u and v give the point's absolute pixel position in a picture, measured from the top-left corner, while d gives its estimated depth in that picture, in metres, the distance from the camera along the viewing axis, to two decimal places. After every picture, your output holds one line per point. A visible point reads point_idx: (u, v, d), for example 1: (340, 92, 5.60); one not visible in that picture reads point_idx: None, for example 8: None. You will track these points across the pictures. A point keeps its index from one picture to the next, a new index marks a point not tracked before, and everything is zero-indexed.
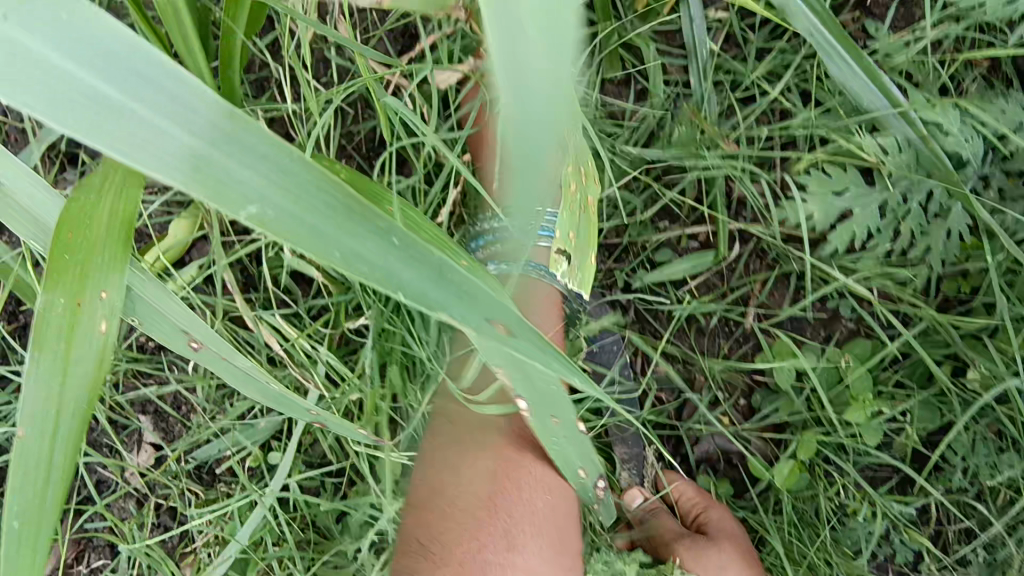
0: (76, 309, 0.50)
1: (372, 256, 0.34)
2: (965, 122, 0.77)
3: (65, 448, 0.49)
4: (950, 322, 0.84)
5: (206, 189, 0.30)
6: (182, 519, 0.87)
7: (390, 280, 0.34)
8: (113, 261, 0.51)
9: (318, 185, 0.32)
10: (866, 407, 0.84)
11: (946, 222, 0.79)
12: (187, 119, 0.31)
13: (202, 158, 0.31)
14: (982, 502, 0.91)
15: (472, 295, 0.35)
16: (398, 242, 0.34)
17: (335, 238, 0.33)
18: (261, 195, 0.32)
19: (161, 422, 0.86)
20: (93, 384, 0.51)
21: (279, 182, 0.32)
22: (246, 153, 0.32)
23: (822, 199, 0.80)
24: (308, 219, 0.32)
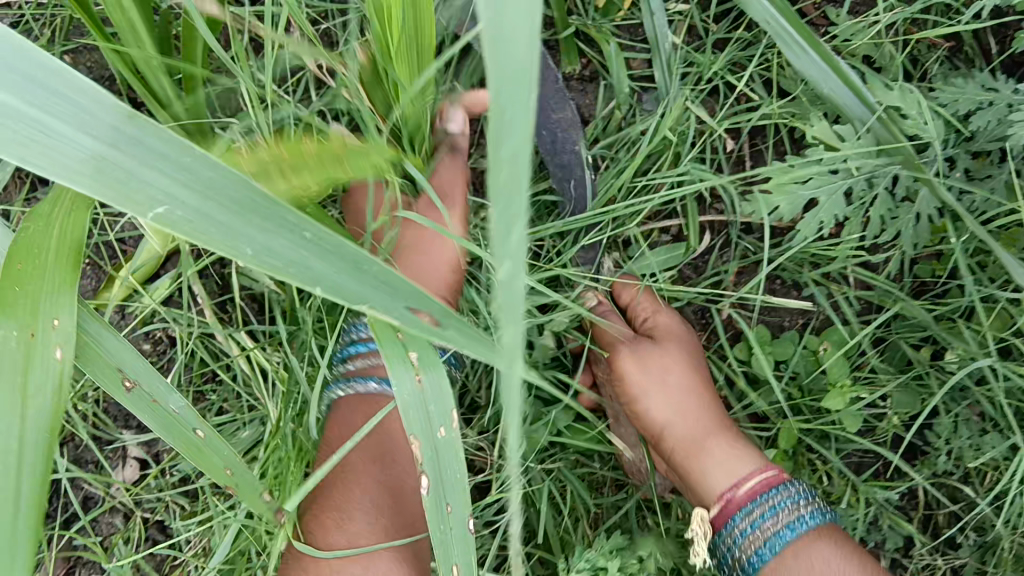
0: (29, 339, 0.47)
1: (285, 250, 0.37)
2: (925, 105, 0.78)
3: (33, 477, 0.44)
4: (923, 305, 0.84)
5: (110, 191, 0.36)
6: (169, 532, 0.87)
7: (301, 272, 0.37)
8: (61, 284, 0.50)
9: (225, 183, 0.36)
10: (846, 392, 0.84)
11: (914, 206, 0.79)
12: (87, 124, 0.37)
13: (103, 158, 0.36)
14: (969, 484, 0.91)
15: (391, 284, 0.38)
16: (310, 235, 0.37)
17: (246, 234, 0.36)
18: (168, 195, 0.36)
19: (144, 436, 0.87)
20: (54, 418, 0.46)
21: (185, 181, 0.36)
22: (148, 154, 0.37)
23: (787, 191, 0.79)
24: (216, 215, 0.36)
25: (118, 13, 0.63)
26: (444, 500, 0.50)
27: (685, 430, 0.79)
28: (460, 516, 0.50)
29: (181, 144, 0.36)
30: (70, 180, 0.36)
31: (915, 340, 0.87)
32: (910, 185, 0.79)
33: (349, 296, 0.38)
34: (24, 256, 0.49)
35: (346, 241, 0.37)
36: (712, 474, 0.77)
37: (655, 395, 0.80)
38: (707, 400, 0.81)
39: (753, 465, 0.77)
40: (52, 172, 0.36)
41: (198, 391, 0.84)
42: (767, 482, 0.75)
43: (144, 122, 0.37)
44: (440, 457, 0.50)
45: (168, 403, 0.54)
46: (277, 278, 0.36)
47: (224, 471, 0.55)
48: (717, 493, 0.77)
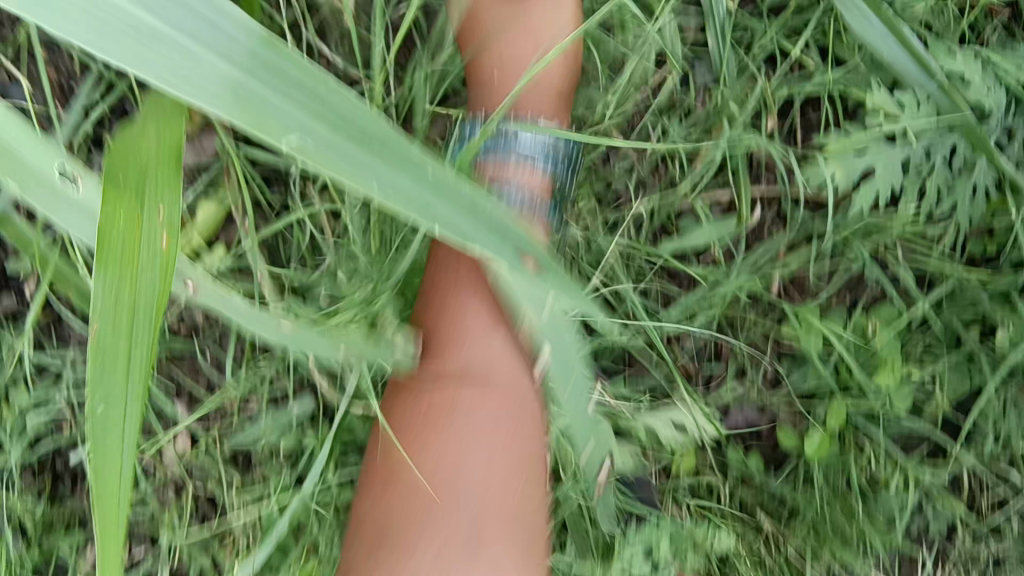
0: (136, 232, 0.45)
1: (410, 186, 0.42)
2: (987, 72, 0.77)
3: (136, 390, 0.46)
4: (977, 281, 0.83)
5: (253, 117, 0.37)
6: (212, 507, 0.86)
7: (426, 211, 0.42)
8: (161, 180, 0.46)
9: (363, 118, 0.40)
10: (896, 370, 0.83)
11: (971, 176, 0.79)
12: (227, 47, 0.38)
13: (241, 86, 0.38)
14: (1018, 466, 0.89)
15: (499, 229, 0.46)
16: (431, 174, 0.42)
17: (379, 171, 0.41)
18: (301, 124, 0.38)
19: (184, 407, 0.86)
20: (156, 325, 0.46)
21: (316, 110, 0.39)
22: (287, 84, 0.39)
23: (842, 159, 0.78)
24: (349, 150, 0.40)
25: None
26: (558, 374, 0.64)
27: None
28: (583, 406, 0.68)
29: (318, 76, 0.39)
30: (214, 103, 0.37)
31: (967, 317, 0.85)
32: (967, 156, 0.79)
33: (464, 234, 0.44)
34: (133, 162, 0.45)
35: (456, 184, 0.44)
36: None
37: None
38: None
39: None
40: (197, 97, 0.36)
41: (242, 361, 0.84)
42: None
43: (283, 52, 0.38)
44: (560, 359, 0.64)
45: (230, 304, 0.59)
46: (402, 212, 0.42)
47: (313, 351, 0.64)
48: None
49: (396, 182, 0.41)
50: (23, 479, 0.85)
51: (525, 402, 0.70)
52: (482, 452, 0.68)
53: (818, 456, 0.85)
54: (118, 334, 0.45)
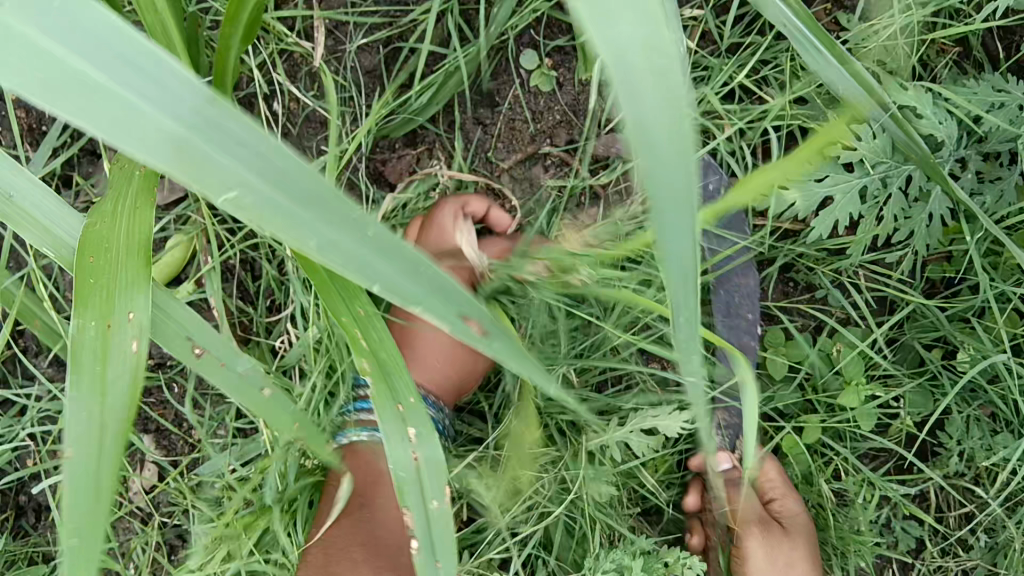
0: (106, 329, 0.49)
1: (346, 245, 0.36)
2: (938, 105, 0.80)
3: (110, 453, 0.46)
4: (936, 305, 0.86)
5: (190, 173, 0.32)
6: (187, 538, 0.87)
7: (367, 274, 0.37)
8: (134, 276, 0.51)
9: (295, 178, 0.34)
10: (861, 391, 0.85)
11: (927, 205, 0.81)
12: (167, 100, 0.32)
13: (185, 140, 0.32)
14: (981, 485, 0.91)
15: (443, 289, 0.39)
16: (371, 235, 0.37)
17: (314, 228, 0.35)
18: (240, 179, 0.33)
19: (163, 440, 0.87)
20: (131, 403, 0.48)
21: (249, 163, 0.34)
22: (225, 138, 0.33)
23: (803, 186, 0.81)
24: (280, 206, 0.34)
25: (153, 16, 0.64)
26: (434, 557, 0.56)
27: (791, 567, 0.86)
28: (449, 571, 0.56)
29: (262, 135, 0.34)
30: (145, 153, 0.31)
31: (927, 341, 0.88)
32: (923, 185, 0.82)
33: (406, 298, 0.38)
34: (95, 250, 0.51)
35: (410, 246, 0.38)
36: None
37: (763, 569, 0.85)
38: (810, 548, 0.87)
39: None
40: (135, 145, 0.31)
41: (219, 392, 0.86)
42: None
43: (216, 104, 0.33)
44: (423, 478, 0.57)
45: (236, 365, 0.57)
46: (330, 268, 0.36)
47: (288, 426, 0.58)
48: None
49: (328, 239, 0.36)
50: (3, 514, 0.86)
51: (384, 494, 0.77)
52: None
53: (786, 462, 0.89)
54: (88, 415, 0.46)
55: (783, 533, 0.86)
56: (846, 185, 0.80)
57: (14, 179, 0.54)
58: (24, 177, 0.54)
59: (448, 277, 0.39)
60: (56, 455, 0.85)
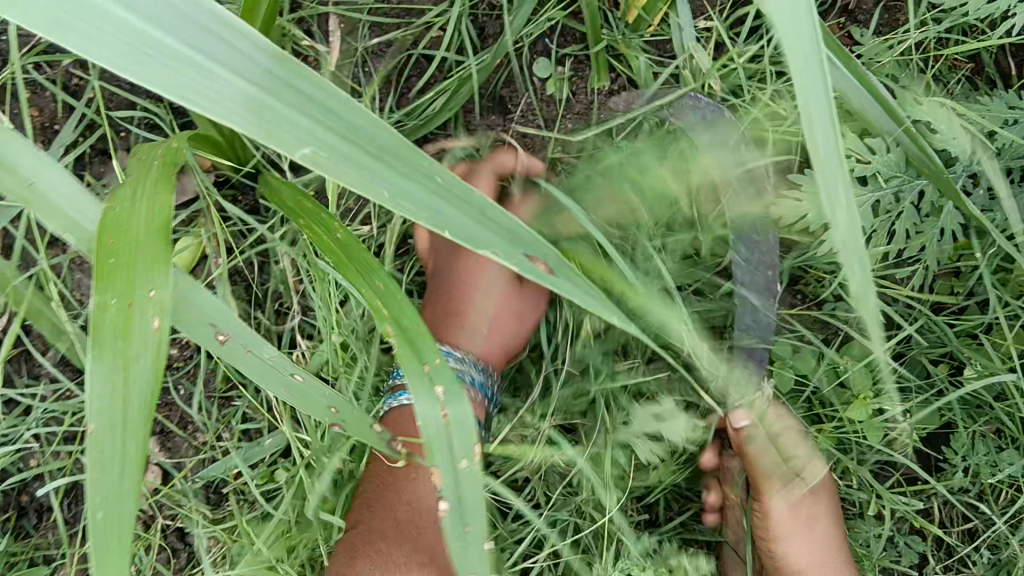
0: (128, 310, 0.44)
1: (419, 199, 0.39)
2: (951, 121, 0.80)
3: (138, 441, 0.42)
4: (945, 320, 0.86)
5: (263, 129, 0.37)
6: (188, 541, 0.86)
7: (410, 200, 0.39)
8: (155, 259, 0.47)
9: (356, 113, 0.38)
10: (869, 404, 0.85)
11: (938, 220, 0.82)
12: (246, 67, 0.37)
13: (263, 103, 0.37)
14: (985, 501, 0.91)
15: (510, 232, 0.41)
16: (440, 180, 0.40)
17: (384, 177, 0.39)
18: (313, 137, 0.38)
19: (167, 442, 0.86)
20: (157, 381, 0.44)
21: (320, 121, 0.38)
22: (305, 104, 0.38)
23: None
24: (359, 156, 0.39)
25: None
26: (462, 521, 0.52)
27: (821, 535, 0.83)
28: (476, 539, 0.52)
29: (325, 88, 0.38)
30: (229, 118, 0.36)
31: (934, 356, 0.88)
32: (934, 200, 0.82)
33: (476, 242, 0.40)
34: (113, 234, 0.47)
35: (471, 191, 0.40)
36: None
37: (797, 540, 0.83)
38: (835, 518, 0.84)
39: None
40: (212, 109, 0.36)
41: (225, 394, 0.86)
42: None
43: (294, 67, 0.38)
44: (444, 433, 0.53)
45: (262, 353, 0.54)
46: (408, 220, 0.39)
47: (326, 412, 0.54)
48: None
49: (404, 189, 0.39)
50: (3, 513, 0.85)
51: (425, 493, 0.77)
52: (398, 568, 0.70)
53: None
54: (111, 397, 0.43)
55: (807, 487, 0.82)
56: (859, 199, 0.80)
57: (38, 168, 0.54)
58: (52, 168, 0.54)
59: (514, 217, 0.40)
60: (59, 456, 0.84)
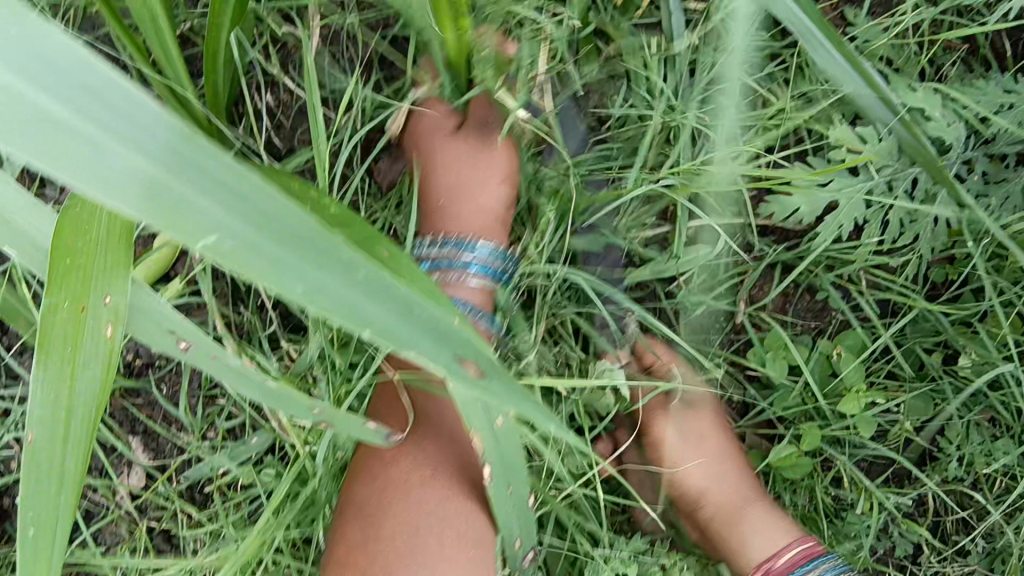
0: (80, 313, 0.46)
1: (337, 289, 0.34)
2: (946, 106, 0.78)
3: (76, 450, 0.46)
4: (940, 309, 0.84)
5: (159, 216, 0.31)
6: (174, 542, 0.85)
7: (357, 317, 0.34)
8: (113, 263, 0.47)
9: (292, 225, 0.33)
10: (861, 397, 0.83)
11: (932, 208, 0.80)
12: (139, 145, 0.31)
13: (153, 184, 0.31)
14: (980, 490, 0.90)
15: (435, 331, 0.38)
16: (362, 279, 0.35)
17: (297, 271, 0.33)
18: (225, 226, 0.32)
19: (149, 442, 0.85)
20: (104, 388, 0.47)
21: (243, 213, 0.32)
22: (213, 185, 0.32)
23: (808, 191, 0.79)
24: (281, 255, 0.33)
25: (143, 15, 0.61)
26: (506, 483, 0.59)
27: (729, 489, 0.83)
28: (518, 494, 0.61)
29: (247, 179, 0.32)
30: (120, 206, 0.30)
31: (928, 346, 0.87)
32: (929, 187, 0.80)
33: (397, 341, 0.36)
34: (72, 233, 0.47)
35: (395, 285, 0.36)
36: (751, 542, 0.81)
37: (693, 462, 0.83)
38: (752, 485, 0.84)
39: (788, 537, 0.81)
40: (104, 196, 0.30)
41: (208, 393, 0.84)
42: (808, 554, 0.80)
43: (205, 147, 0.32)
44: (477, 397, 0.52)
45: (226, 359, 0.49)
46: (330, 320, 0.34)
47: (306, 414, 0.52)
48: (754, 563, 0.81)
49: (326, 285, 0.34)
50: None
51: (440, 435, 0.73)
52: (423, 531, 0.67)
53: (783, 467, 0.85)
54: (54, 403, 0.46)
55: (689, 407, 0.84)
56: (854, 189, 0.78)
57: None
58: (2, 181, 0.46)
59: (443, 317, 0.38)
60: None
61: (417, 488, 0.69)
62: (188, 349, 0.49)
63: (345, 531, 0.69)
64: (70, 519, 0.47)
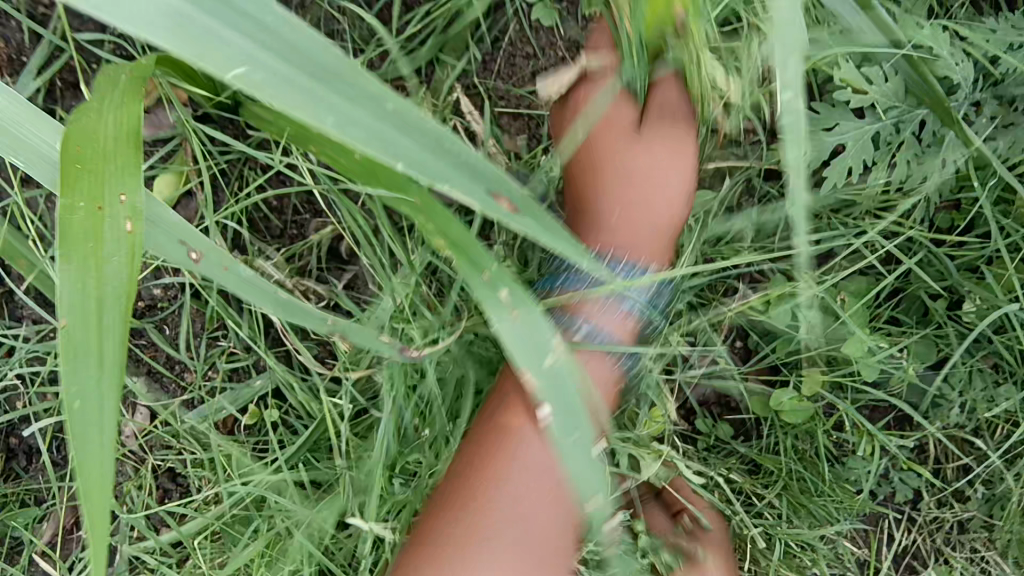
0: (98, 211, 0.49)
1: (367, 121, 0.39)
2: (954, 45, 0.77)
3: (116, 329, 0.46)
4: (946, 253, 0.84)
5: (191, 47, 0.37)
6: (180, 480, 0.86)
7: (389, 147, 0.40)
8: (125, 165, 0.50)
9: (315, 49, 0.39)
10: (865, 341, 0.82)
11: (940, 151, 0.79)
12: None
13: (183, 17, 0.37)
14: (981, 436, 0.91)
15: (470, 167, 0.43)
16: (391, 107, 0.40)
17: (326, 106, 0.38)
18: (249, 57, 0.37)
19: (154, 382, 0.85)
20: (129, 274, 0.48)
21: (264, 39, 0.38)
22: (227, 17, 0.38)
23: (814, 135, 0.78)
24: (303, 82, 0.38)
25: None
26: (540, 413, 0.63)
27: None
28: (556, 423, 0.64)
29: (263, 6, 0.39)
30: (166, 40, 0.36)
31: (933, 290, 0.86)
32: (936, 130, 0.80)
33: (428, 171, 0.40)
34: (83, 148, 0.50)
35: (423, 120, 0.41)
36: None
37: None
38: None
39: None
40: (145, 32, 0.36)
41: (210, 335, 0.84)
42: None
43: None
44: (519, 341, 0.54)
45: (236, 270, 0.58)
46: (362, 148, 0.38)
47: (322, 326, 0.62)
48: None
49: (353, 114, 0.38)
50: None
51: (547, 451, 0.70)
52: (499, 537, 0.67)
53: (785, 411, 0.85)
54: (86, 292, 0.46)
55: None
56: (862, 130, 0.77)
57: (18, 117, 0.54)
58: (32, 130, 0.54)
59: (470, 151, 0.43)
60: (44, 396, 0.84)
61: (511, 482, 0.69)
62: (198, 260, 0.57)
63: (421, 526, 0.69)
64: (116, 402, 0.46)
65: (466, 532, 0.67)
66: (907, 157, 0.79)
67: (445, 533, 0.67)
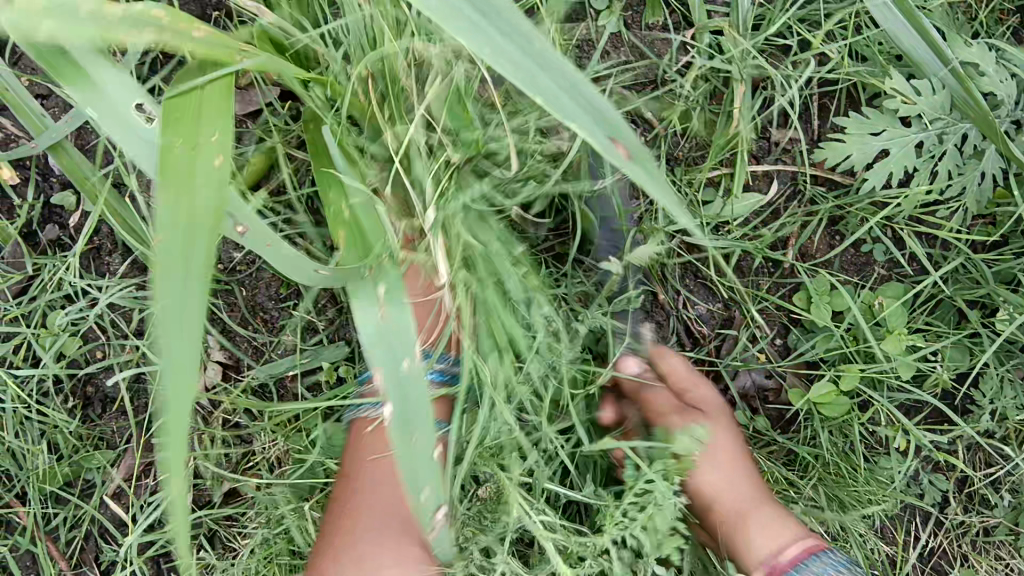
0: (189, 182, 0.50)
1: (570, 105, 0.42)
2: (999, 64, 0.82)
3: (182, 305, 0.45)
4: (983, 260, 0.88)
5: (439, 8, 0.42)
6: (245, 436, 0.91)
7: (563, 111, 0.41)
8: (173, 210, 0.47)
9: (530, 36, 0.42)
10: (902, 339, 0.88)
11: (980, 164, 0.84)
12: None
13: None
14: (1011, 445, 0.94)
15: (602, 118, 0.42)
16: (579, 87, 0.42)
17: (550, 87, 0.41)
18: (487, 36, 0.42)
19: (228, 339, 0.91)
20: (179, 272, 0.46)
21: (490, 39, 0.41)
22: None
23: (861, 140, 0.84)
24: (526, 62, 0.41)
25: None
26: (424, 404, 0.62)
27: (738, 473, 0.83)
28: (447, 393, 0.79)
29: (535, 42, 0.42)
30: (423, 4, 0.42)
31: (969, 297, 0.90)
32: (978, 143, 0.84)
33: (563, 112, 0.41)
34: (187, 88, 0.57)
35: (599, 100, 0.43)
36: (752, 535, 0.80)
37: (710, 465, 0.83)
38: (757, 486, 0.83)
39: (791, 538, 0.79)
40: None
41: (286, 300, 0.91)
42: (809, 550, 0.78)
43: None
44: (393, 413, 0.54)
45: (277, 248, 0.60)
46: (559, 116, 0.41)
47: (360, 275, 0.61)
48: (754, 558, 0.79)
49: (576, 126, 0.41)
50: (70, 401, 0.90)
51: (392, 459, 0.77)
52: (376, 506, 0.74)
53: (822, 403, 0.91)
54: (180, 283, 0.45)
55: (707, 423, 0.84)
56: (908, 136, 0.83)
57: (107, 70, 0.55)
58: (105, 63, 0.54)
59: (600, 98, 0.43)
60: (126, 349, 0.90)
61: (369, 475, 0.76)
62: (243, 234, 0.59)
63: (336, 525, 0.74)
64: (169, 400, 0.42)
65: (347, 518, 0.74)
66: (948, 166, 0.84)
67: (339, 516, 0.75)
